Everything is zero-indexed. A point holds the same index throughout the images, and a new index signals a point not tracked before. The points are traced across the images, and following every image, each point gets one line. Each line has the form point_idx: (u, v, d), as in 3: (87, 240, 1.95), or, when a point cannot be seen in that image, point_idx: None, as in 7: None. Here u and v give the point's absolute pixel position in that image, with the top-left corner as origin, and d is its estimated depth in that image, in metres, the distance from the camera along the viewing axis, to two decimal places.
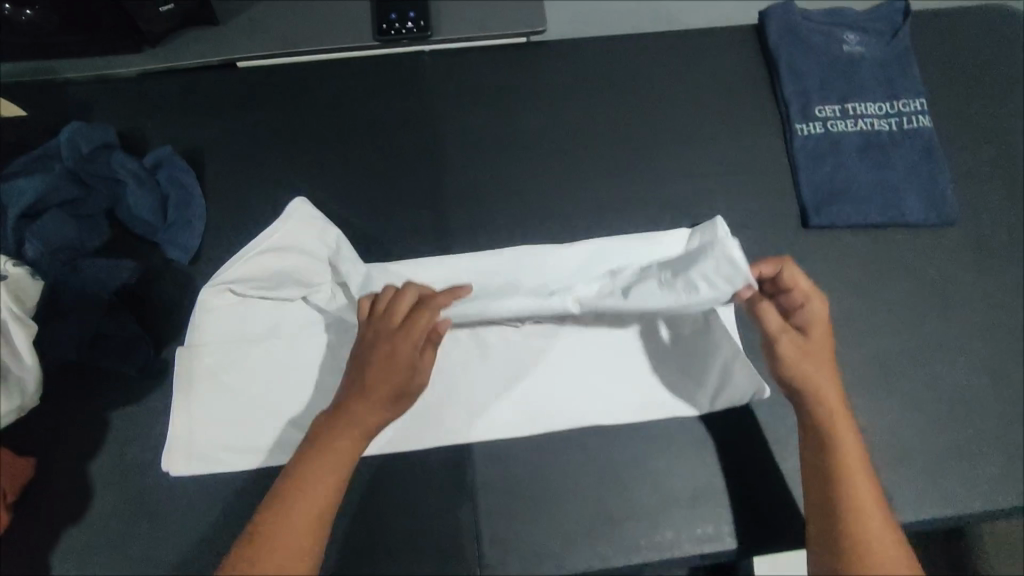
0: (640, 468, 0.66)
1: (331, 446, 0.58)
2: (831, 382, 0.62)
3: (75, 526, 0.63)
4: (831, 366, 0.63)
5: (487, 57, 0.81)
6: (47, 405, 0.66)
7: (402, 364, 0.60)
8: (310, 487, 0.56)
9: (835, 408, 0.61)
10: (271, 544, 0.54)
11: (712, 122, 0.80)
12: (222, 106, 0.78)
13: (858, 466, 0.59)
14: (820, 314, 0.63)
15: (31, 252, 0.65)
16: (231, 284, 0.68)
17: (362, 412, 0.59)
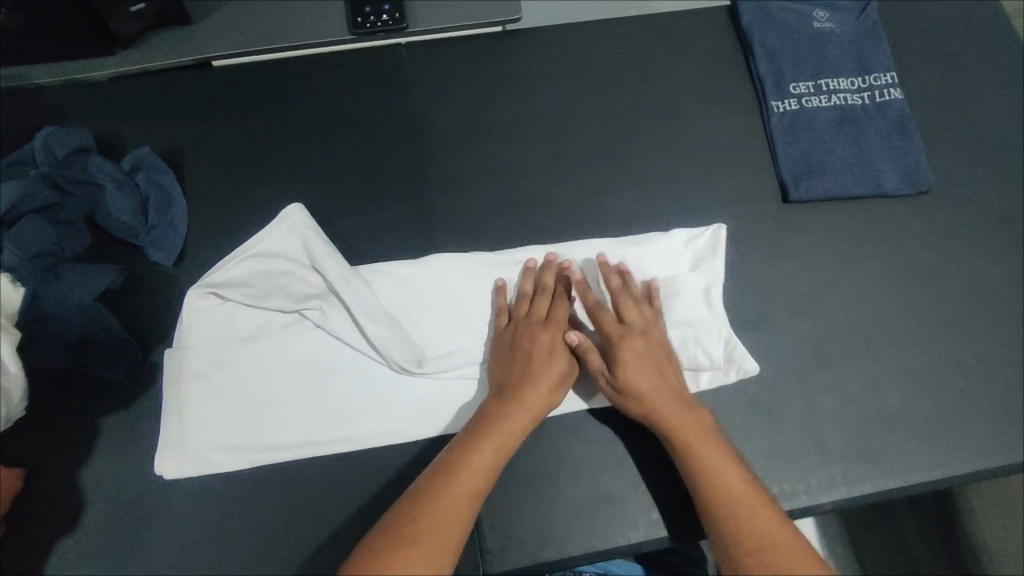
0: (637, 449, 0.67)
1: (480, 460, 0.58)
2: (661, 383, 0.64)
3: (67, 538, 0.62)
4: (671, 395, 0.64)
5: (465, 47, 0.81)
6: (33, 417, 0.65)
7: (563, 351, 0.65)
8: (472, 461, 0.58)
9: (678, 411, 0.63)
10: (435, 501, 0.55)
11: (692, 102, 0.81)
12: (199, 106, 0.77)
13: (713, 468, 0.60)
14: (622, 338, 0.65)
15: (8, 258, 0.64)
16: (215, 287, 0.67)
17: (527, 392, 0.62)
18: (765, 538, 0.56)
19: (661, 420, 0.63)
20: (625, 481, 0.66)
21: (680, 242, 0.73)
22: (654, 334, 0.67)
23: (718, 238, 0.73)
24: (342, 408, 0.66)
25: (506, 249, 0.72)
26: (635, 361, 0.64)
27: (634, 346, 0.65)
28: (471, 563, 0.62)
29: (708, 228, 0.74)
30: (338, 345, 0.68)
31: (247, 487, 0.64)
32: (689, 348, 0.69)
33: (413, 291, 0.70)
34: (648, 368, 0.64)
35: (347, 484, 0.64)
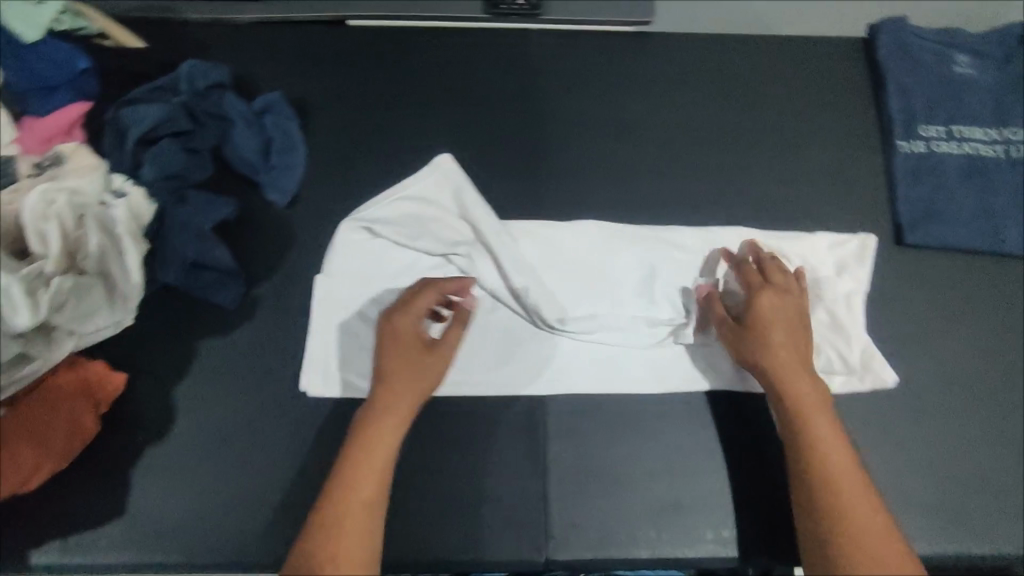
0: (714, 464, 0.66)
1: (369, 466, 0.58)
2: (791, 352, 0.63)
3: (156, 448, 0.65)
4: (801, 365, 0.63)
5: (593, 43, 0.82)
6: (140, 329, 0.68)
7: (414, 344, 0.63)
8: (364, 473, 0.58)
9: (801, 382, 0.62)
10: (341, 520, 0.55)
11: (814, 129, 0.79)
12: (332, 60, 0.80)
13: (829, 440, 0.60)
14: (762, 303, 0.65)
15: (145, 175, 0.68)
16: (369, 221, 0.70)
17: (399, 392, 0.61)
18: (869, 529, 0.56)
19: (786, 386, 0.62)
20: (698, 494, 0.65)
21: (823, 246, 0.73)
22: (795, 303, 0.65)
23: (866, 247, 0.73)
24: (473, 353, 0.68)
25: (640, 230, 0.73)
26: (773, 326, 0.64)
27: (776, 314, 0.64)
28: (533, 543, 0.63)
29: (855, 236, 0.74)
30: (480, 292, 0.70)
31: (330, 431, 0.66)
32: (827, 349, 0.69)
33: (555, 252, 0.72)
34: (784, 337, 0.64)
35: (424, 444, 0.66)
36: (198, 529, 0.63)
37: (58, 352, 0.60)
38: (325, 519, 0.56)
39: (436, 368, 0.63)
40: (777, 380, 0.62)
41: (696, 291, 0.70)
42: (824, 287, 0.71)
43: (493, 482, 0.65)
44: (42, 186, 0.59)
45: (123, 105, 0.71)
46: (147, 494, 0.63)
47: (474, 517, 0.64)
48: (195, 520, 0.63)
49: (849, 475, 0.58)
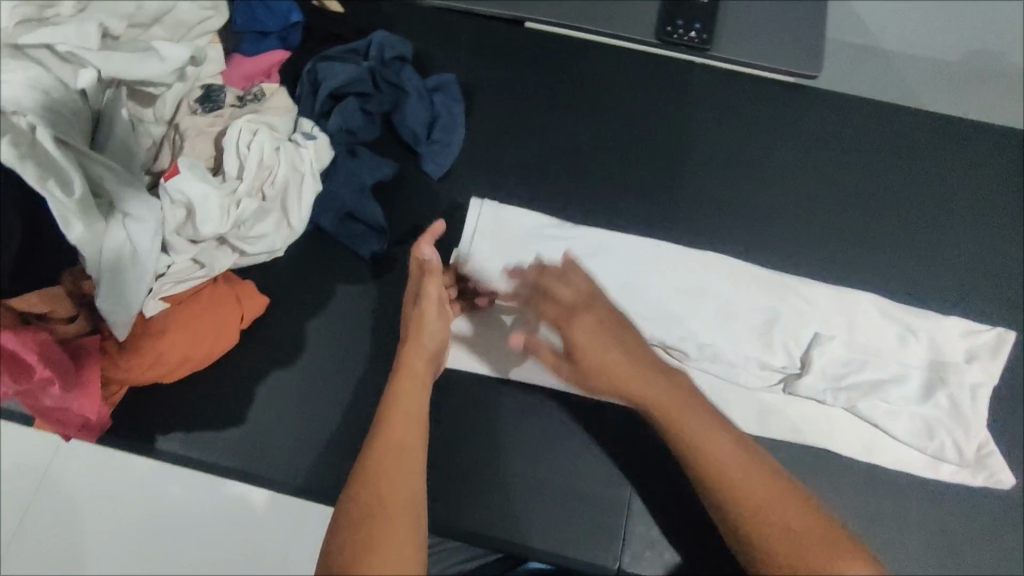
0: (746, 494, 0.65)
1: (393, 437, 0.57)
2: (601, 351, 0.62)
3: (280, 371, 0.70)
4: (620, 348, 0.62)
5: (754, 86, 0.83)
6: (288, 260, 0.74)
7: (410, 305, 0.66)
8: (398, 428, 0.58)
9: (617, 363, 0.62)
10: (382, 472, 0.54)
11: (965, 213, 0.78)
12: (503, 56, 0.85)
13: (669, 409, 0.60)
14: (576, 325, 0.62)
15: (329, 125, 0.75)
16: (506, 215, 0.75)
17: (408, 355, 0.62)
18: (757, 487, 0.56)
19: (662, 404, 0.60)
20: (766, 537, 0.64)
21: (956, 331, 0.71)
22: (589, 311, 0.63)
23: (1003, 341, 0.71)
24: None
25: (774, 274, 0.74)
26: (596, 340, 0.62)
27: (587, 323, 0.63)
28: (611, 551, 0.64)
29: (993, 329, 0.71)
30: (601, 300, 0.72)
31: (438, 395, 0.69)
32: (941, 435, 0.67)
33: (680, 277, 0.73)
34: (611, 356, 0.62)
35: (523, 430, 0.68)
36: (302, 455, 0.67)
37: (219, 265, 0.67)
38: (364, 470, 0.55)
39: (428, 321, 0.64)
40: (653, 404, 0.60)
41: (814, 345, 0.69)
42: (951, 372, 0.69)
43: (581, 483, 0.66)
44: (248, 118, 0.67)
45: (321, 60, 0.78)
46: (266, 411, 0.68)
47: (556, 510, 0.65)
48: (303, 446, 0.68)
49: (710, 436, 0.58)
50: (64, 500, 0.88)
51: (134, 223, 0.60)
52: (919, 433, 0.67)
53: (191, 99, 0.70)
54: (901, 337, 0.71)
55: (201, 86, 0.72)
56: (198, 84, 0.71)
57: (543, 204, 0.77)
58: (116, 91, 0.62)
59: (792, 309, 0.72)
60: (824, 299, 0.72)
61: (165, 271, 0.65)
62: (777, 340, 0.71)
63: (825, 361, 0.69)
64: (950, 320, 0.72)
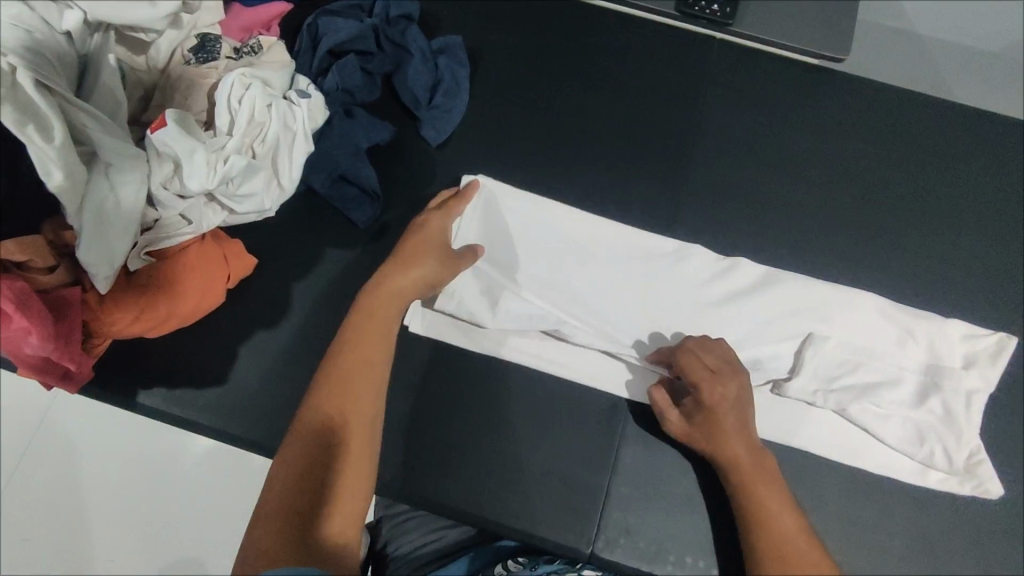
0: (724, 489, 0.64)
1: (348, 364, 0.58)
2: (731, 412, 0.61)
3: (265, 334, 0.69)
4: (740, 415, 0.61)
5: (774, 68, 0.79)
6: (279, 221, 0.72)
7: (427, 234, 0.66)
8: (362, 352, 0.58)
9: (728, 420, 0.61)
10: (343, 394, 0.56)
11: (986, 216, 0.74)
12: (513, 19, 0.81)
13: (734, 446, 0.60)
14: (715, 395, 0.61)
15: (326, 84, 0.72)
16: (490, 195, 0.72)
17: (405, 275, 0.62)
18: (784, 532, 0.57)
19: (745, 477, 0.60)
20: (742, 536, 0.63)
21: (956, 336, 0.68)
22: (742, 388, 0.62)
23: (1003, 348, 0.67)
24: (577, 335, 0.68)
25: (776, 269, 0.71)
26: (726, 414, 0.61)
27: (724, 399, 0.61)
28: (585, 538, 0.63)
29: (993, 334, 0.68)
30: (591, 284, 0.70)
31: (421, 368, 0.68)
32: (932, 442, 0.65)
33: (676, 264, 0.70)
34: (732, 428, 0.61)
35: (504, 411, 0.67)
36: (282, 420, 0.67)
37: (208, 222, 0.66)
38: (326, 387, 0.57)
39: (450, 264, 0.65)
40: (735, 475, 0.60)
41: (808, 345, 0.67)
42: (946, 376, 0.66)
43: (561, 467, 0.65)
44: (241, 70, 0.64)
45: (322, 14, 0.75)
46: (249, 374, 0.68)
47: (532, 492, 0.65)
48: (282, 410, 0.67)
49: (762, 478, 0.60)
50: (56, 444, 0.89)
51: (118, 173, 0.58)
52: (909, 439, 0.65)
53: (185, 48, 0.68)
54: (900, 339, 0.68)
55: (197, 35, 0.69)
56: (194, 33, 0.68)
57: (543, 179, 0.75)
58: (104, 35, 0.60)
59: (790, 304, 0.69)
60: (825, 296, 0.69)
61: (151, 225, 0.64)
62: (772, 335, 0.68)
63: (817, 360, 0.67)
64: (957, 326, 0.68)
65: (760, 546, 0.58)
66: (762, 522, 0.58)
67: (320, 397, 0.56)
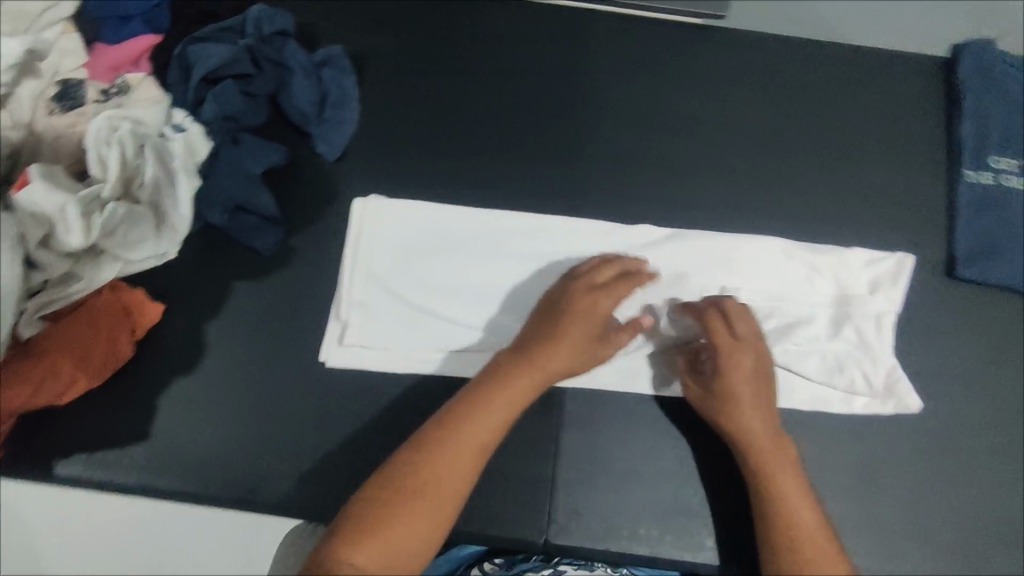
0: (666, 454, 0.66)
1: (455, 427, 0.57)
2: (751, 393, 0.61)
3: (185, 380, 0.67)
4: (765, 398, 0.62)
5: (660, 32, 0.79)
6: (182, 263, 0.70)
7: (581, 311, 0.61)
8: (476, 420, 0.58)
9: (757, 401, 0.61)
10: (434, 453, 0.56)
11: (879, 148, 0.76)
12: (394, 21, 0.79)
13: (749, 424, 0.61)
14: (729, 364, 0.62)
15: (205, 113, 0.69)
16: (383, 202, 0.72)
17: (548, 357, 0.60)
18: (806, 529, 0.57)
19: (764, 460, 0.60)
20: (688, 496, 0.65)
21: (858, 262, 0.71)
22: (764, 367, 0.62)
23: (902, 267, 0.71)
24: (502, 329, 0.68)
25: (686, 231, 0.72)
26: (743, 385, 0.61)
27: (741, 369, 0.62)
28: (538, 528, 0.63)
29: (893, 255, 0.71)
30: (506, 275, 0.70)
31: (351, 388, 0.67)
32: (851, 369, 0.68)
33: (588, 241, 0.71)
34: (747, 397, 0.61)
35: None
36: (215, 464, 0.65)
37: (103, 275, 0.63)
38: (421, 445, 0.57)
39: (596, 352, 0.62)
40: (755, 461, 0.61)
41: None
42: (853, 305, 0.69)
43: (505, 462, 0.65)
44: (109, 112, 0.62)
45: (191, 42, 0.72)
46: (173, 423, 0.66)
47: (480, 492, 0.64)
48: (214, 454, 0.65)
49: (791, 473, 0.60)
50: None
51: None
52: (828, 371, 0.68)
53: (47, 97, 0.64)
54: (809, 279, 0.70)
55: (59, 81, 0.65)
56: (56, 79, 0.65)
57: (447, 177, 0.74)
58: None
59: (703, 262, 0.70)
60: (735, 249, 0.71)
61: (40, 288, 0.61)
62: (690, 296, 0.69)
63: None
64: (863, 253, 0.71)
65: (765, 505, 0.59)
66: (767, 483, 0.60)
67: (411, 448, 0.57)
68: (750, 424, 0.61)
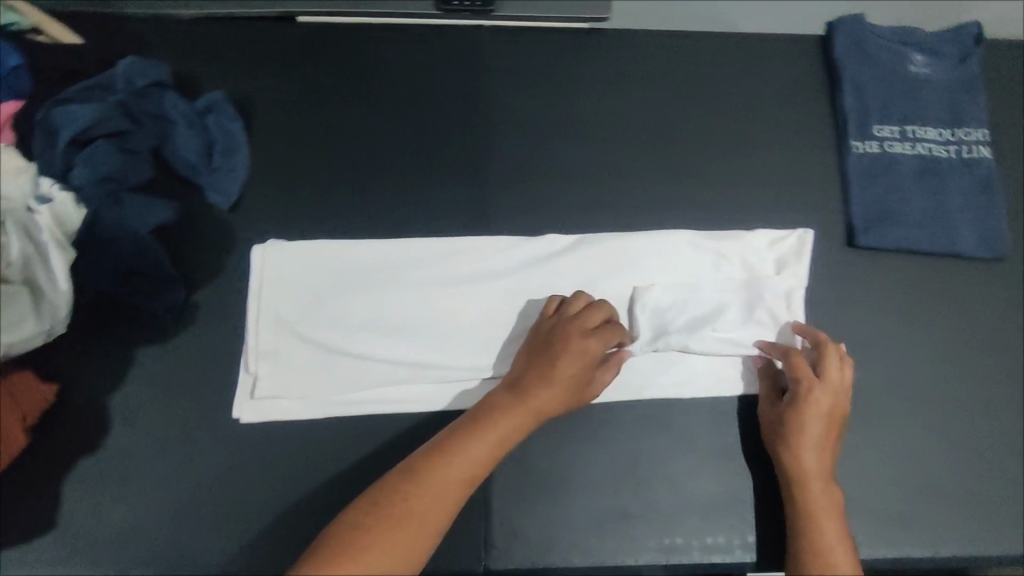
0: (598, 461, 0.65)
1: (448, 456, 0.57)
2: (818, 429, 0.62)
3: (91, 459, 0.64)
4: (828, 438, 0.63)
5: (545, 40, 0.79)
6: (75, 336, 0.67)
7: (586, 357, 0.62)
8: (465, 450, 0.58)
9: (813, 434, 0.62)
10: (424, 481, 0.56)
11: (770, 131, 0.78)
12: (276, 58, 0.77)
13: (806, 458, 0.62)
14: (812, 398, 0.62)
15: (77, 177, 0.65)
16: (284, 245, 0.70)
17: (540, 397, 0.60)
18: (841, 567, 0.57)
19: (808, 493, 0.61)
20: (624, 499, 0.65)
21: (762, 244, 0.72)
22: (839, 409, 0.63)
23: (804, 242, 0.72)
24: (420, 359, 0.67)
25: (593, 234, 0.72)
26: (815, 425, 0.62)
27: (818, 408, 0.62)
28: (476, 555, 0.62)
29: (795, 232, 0.73)
30: (419, 303, 0.68)
31: (269, 442, 0.65)
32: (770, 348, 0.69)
33: (500, 259, 0.70)
34: (818, 438, 0.62)
35: (366, 457, 0.65)
36: (133, 541, 0.62)
37: None
38: (413, 471, 0.57)
39: (579, 394, 0.62)
40: (799, 493, 0.61)
41: (636, 301, 0.69)
42: (766, 286, 0.70)
43: None
44: None
45: (56, 104, 0.68)
46: (83, 504, 0.63)
47: None
48: (130, 531, 0.62)
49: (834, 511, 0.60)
50: None
51: None
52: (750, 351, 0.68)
53: None
54: (717, 266, 0.71)
55: None
56: None
57: (347, 211, 0.72)
58: None
59: (612, 263, 0.71)
60: (642, 245, 0.71)
61: None
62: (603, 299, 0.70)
63: (648, 312, 0.68)
64: (767, 233, 0.73)
65: (802, 533, 0.60)
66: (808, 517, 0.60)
67: (401, 472, 0.57)
68: (800, 454, 0.62)
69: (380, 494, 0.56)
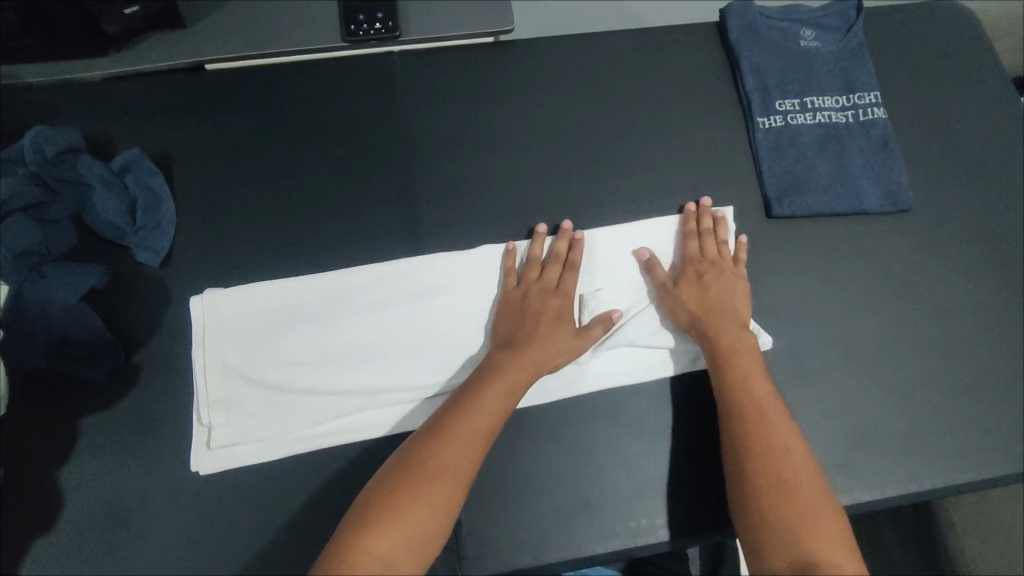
0: (557, 458, 0.67)
1: (457, 420, 0.61)
2: (723, 305, 0.70)
3: (46, 538, 0.63)
4: (734, 316, 0.70)
5: (455, 58, 0.81)
6: (15, 416, 0.66)
7: (563, 314, 0.69)
8: (472, 413, 0.61)
9: (725, 313, 0.69)
10: (437, 445, 0.59)
11: (680, 118, 0.82)
12: (190, 109, 0.77)
13: (754, 377, 0.66)
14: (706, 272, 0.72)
15: None
16: (221, 294, 0.70)
17: (532, 352, 0.66)
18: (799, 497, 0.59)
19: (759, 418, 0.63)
20: (588, 490, 0.67)
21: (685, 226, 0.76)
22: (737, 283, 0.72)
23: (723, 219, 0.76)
24: (371, 385, 0.68)
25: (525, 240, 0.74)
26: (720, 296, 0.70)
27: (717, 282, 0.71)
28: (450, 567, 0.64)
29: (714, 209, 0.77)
30: (364, 330, 0.69)
31: (230, 491, 0.65)
32: None
33: (437, 275, 0.71)
34: (727, 312, 0.69)
35: (330, 490, 0.65)
36: None
37: None
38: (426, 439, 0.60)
39: (571, 349, 0.67)
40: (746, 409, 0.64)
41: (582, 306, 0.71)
42: None
43: None
44: None
45: None
46: None
47: None
48: None
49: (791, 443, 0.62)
50: None
51: None
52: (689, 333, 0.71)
53: None
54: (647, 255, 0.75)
55: None
56: None
57: (282, 250, 0.73)
58: None
59: None
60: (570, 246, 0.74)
61: None
62: None
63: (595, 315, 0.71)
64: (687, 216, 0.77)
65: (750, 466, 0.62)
66: (758, 440, 0.62)
67: (413, 445, 0.60)
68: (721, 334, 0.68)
69: (397, 467, 0.58)
